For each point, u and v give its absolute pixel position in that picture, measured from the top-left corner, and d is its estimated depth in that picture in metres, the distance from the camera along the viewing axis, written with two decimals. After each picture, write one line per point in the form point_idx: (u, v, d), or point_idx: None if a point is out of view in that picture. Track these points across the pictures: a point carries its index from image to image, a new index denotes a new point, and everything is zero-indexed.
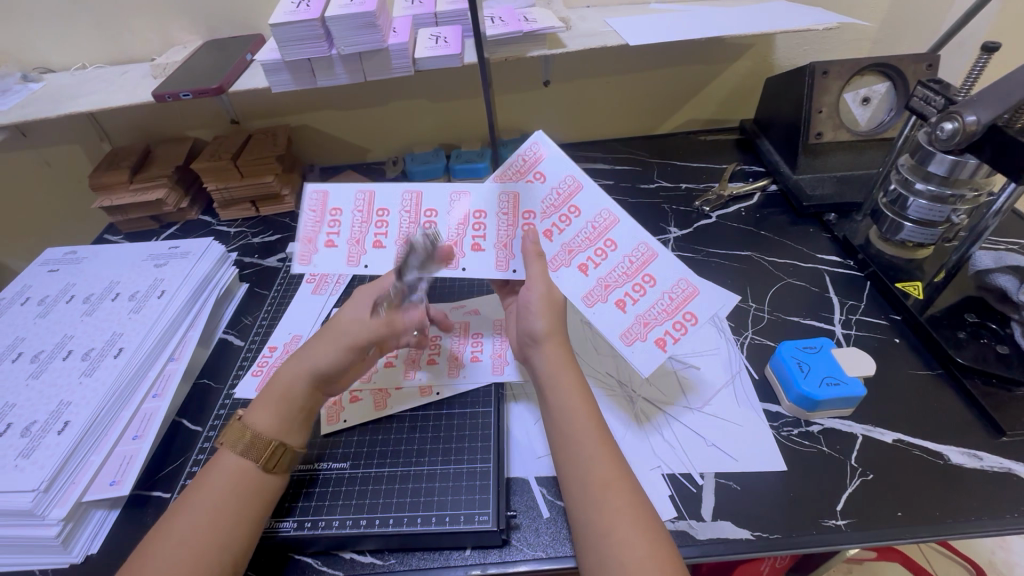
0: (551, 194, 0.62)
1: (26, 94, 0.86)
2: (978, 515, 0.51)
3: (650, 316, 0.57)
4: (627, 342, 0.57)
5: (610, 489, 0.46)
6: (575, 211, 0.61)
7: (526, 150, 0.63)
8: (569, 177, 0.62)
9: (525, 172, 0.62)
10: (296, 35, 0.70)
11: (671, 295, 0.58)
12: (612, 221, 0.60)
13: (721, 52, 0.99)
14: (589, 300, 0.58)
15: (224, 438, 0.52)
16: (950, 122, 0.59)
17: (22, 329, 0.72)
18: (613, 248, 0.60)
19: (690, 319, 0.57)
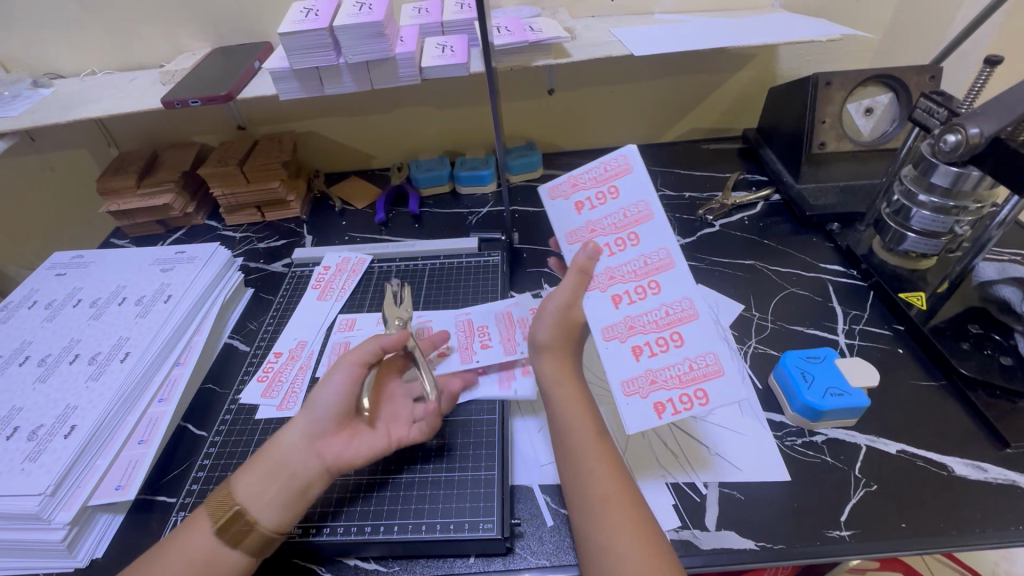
0: (615, 214, 0.57)
1: (36, 100, 0.87)
2: (982, 527, 0.51)
3: (660, 376, 0.53)
4: (626, 392, 0.53)
5: (609, 502, 0.46)
6: (633, 238, 0.56)
7: (614, 159, 0.58)
8: (640, 206, 0.56)
9: (605, 181, 0.58)
10: (304, 44, 0.71)
11: (692, 364, 0.53)
12: (667, 265, 0.55)
13: (724, 62, 1.00)
14: (607, 333, 0.54)
15: (207, 503, 0.49)
16: (953, 134, 0.60)
17: (29, 333, 0.72)
18: (654, 291, 0.55)
19: (700, 396, 0.52)
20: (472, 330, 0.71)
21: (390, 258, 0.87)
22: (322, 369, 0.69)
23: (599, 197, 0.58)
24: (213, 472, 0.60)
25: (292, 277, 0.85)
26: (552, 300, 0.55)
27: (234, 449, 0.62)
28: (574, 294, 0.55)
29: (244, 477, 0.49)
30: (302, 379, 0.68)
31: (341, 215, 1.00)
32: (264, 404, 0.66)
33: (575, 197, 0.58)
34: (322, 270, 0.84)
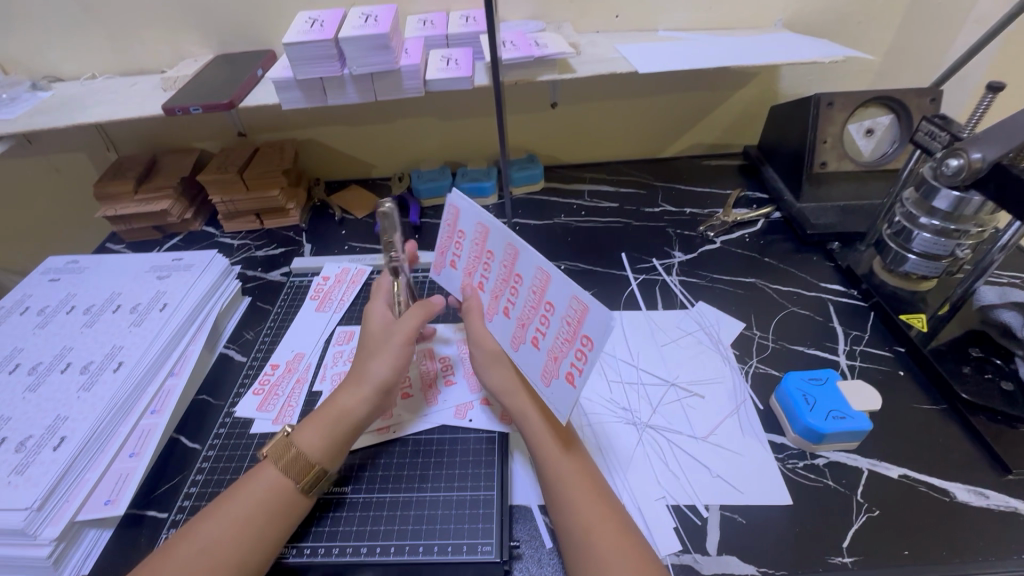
0: (472, 249, 0.60)
1: (35, 103, 0.87)
2: (985, 556, 0.50)
3: (558, 349, 0.52)
4: (546, 382, 0.53)
5: (593, 534, 0.46)
6: (490, 257, 0.59)
7: (448, 209, 0.61)
8: (478, 225, 0.59)
9: (454, 232, 0.62)
10: (309, 55, 0.71)
11: (568, 320, 0.51)
12: (514, 252, 0.55)
13: (727, 79, 1.01)
14: (514, 343, 0.56)
15: (270, 452, 0.53)
16: (956, 158, 0.60)
17: (20, 339, 0.71)
18: (518, 278, 0.56)
19: (587, 343, 0.49)
20: None
21: None
22: (318, 382, 0.68)
23: (457, 247, 0.62)
24: (207, 487, 0.59)
25: (290, 287, 0.85)
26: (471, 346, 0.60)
27: (228, 464, 0.61)
28: (481, 329, 0.59)
29: (308, 429, 0.54)
30: (299, 392, 0.67)
31: (340, 224, 1.00)
32: (259, 418, 0.65)
33: (448, 259, 0.64)
34: (322, 280, 0.84)
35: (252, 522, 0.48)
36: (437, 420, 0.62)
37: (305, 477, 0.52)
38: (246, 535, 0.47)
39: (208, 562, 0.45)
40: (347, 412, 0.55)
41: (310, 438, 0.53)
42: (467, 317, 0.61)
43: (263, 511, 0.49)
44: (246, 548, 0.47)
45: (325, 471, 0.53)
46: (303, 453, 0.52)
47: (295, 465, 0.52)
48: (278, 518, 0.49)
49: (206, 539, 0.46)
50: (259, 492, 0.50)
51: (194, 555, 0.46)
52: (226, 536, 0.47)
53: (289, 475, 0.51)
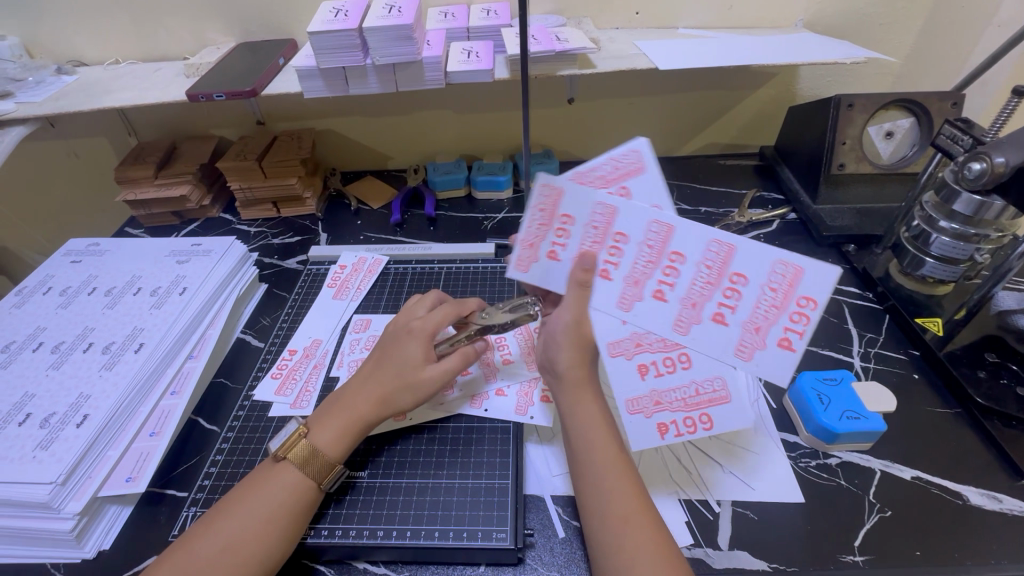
0: (588, 231, 0.53)
1: (59, 86, 0.88)
2: (998, 558, 0.51)
3: (665, 397, 0.53)
4: (632, 410, 0.53)
5: (628, 524, 0.46)
6: (624, 240, 0.53)
7: (619, 155, 0.55)
8: (603, 202, 0.53)
9: (551, 217, 0.54)
10: (332, 44, 0.71)
11: (698, 388, 0.54)
12: (728, 250, 0.52)
13: (745, 79, 1.01)
14: (613, 350, 0.54)
15: (286, 452, 0.53)
16: (978, 162, 0.59)
17: (43, 319, 0.72)
18: (682, 262, 0.53)
19: (705, 421, 0.53)
20: (490, 343, 0.70)
21: (405, 259, 0.87)
22: (335, 368, 0.69)
23: (559, 232, 0.54)
24: (225, 468, 0.60)
25: (307, 275, 0.85)
26: (560, 318, 0.54)
27: (246, 447, 0.62)
28: (582, 309, 0.53)
29: (325, 430, 0.55)
30: (316, 377, 0.68)
31: (356, 214, 1.00)
32: (277, 402, 0.66)
33: (541, 251, 0.55)
34: (339, 269, 0.85)
35: (276, 521, 0.49)
36: (454, 408, 0.63)
37: (326, 477, 0.53)
38: (269, 533, 0.48)
39: (233, 558, 0.46)
40: (367, 414, 0.56)
41: (328, 438, 0.54)
42: (575, 291, 0.53)
43: (286, 509, 0.50)
44: (271, 546, 0.48)
45: (342, 469, 0.54)
46: (321, 453, 0.53)
47: (314, 466, 0.52)
48: (299, 515, 0.50)
49: (231, 534, 0.47)
50: (280, 492, 0.50)
51: (218, 549, 0.46)
52: (250, 533, 0.47)
53: (309, 475, 0.52)
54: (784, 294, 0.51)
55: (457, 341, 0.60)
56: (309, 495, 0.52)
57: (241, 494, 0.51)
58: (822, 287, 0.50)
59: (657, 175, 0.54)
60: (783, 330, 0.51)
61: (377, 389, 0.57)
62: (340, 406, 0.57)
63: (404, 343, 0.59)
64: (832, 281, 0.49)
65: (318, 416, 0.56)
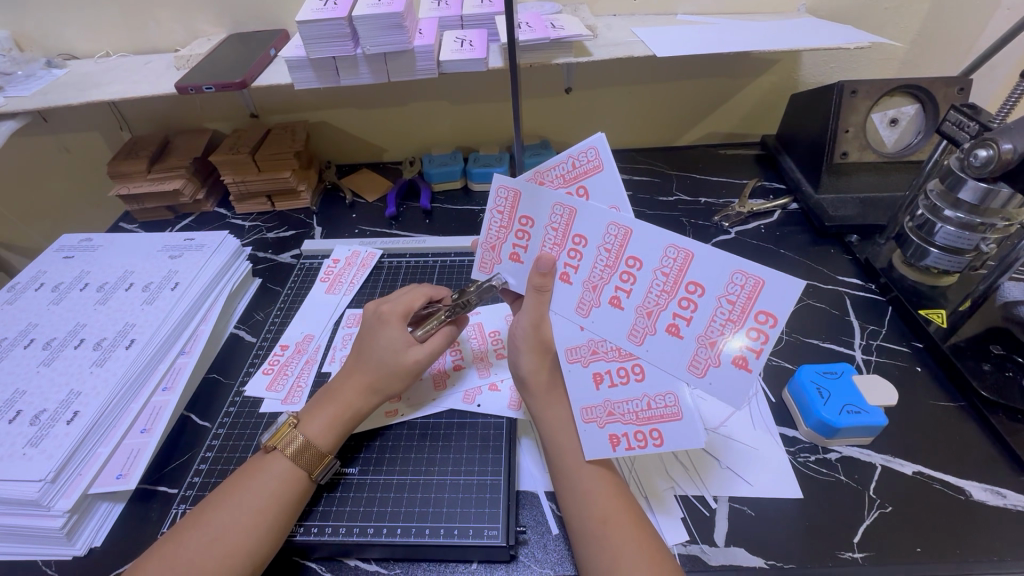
0: (548, 232, 0.54)
1: (49, 80, 0.87)
2: (1000, 555, 0.50)
3: (618, 408, 0.52)
4: (584, 419, 0.52)
5: (608, 525, 0.46)
6: (582, 242, 0.52)
7: (576, 153, 0.52)
8: (561, 203, 0.52)
9: (511, 219, 0.56)
10: (321, 33, 0.70)
11: (650, 402, 0.51)
12: (686, 257, 0.49)
13: (746, 66, 0.99)
14: (571, 355, 0.54)
15: (276, 444, 0.52)
16: (984, 149, 0.57)
17: (35, 315, 0.72)
18: (638, 268, 0.51)
19: (655, 437, 0.50)
20: (485, 338, 0.70)
21: (399, 253, 0.86)
22: (328, 364, 0.68)
23: (520, 234, 0.56)
24: (216, 465, 0.59)
25: (301, 269, 0.85)
26: (519, 323, 0.55)
27: (237, 443, 0.61)
28: (539, 313, 0.54)
29: (317, 422, 0.54)
30: (308, 373, 0.67)
31: (351, 207, 0.99)
32: (269, 398, 0.65)
33: (503, 253, 0.58)
34: (332, 263, 0.84)
35: (266, 512, 0.48)
36: (446, 403, 0.63)
37: (317, 467, 0.52)
38: (259, 525, 0.47)
39: (221, 549, 0.45)
40: (356, 409, 0.56)
41: (318, 429, 0.54)
42: (535, 297, 0.54)
43: (276, 500, 0.49)
44: (260, 537, 0.47)
45: (332, 460, 0.54)
46: (312, 444, 0.53)
47: (304, 457, 0.52)
48: (290, 506, 0.50)
49: (221, 528, 0.47)
50: (271, 482, 0.50)
51: (205, 542, 0.46)
52: (239, 525, 0.47)
53: (299, 466, 0.52)
54: (742, 309, 0.47)
55: (431, 327, 0.59)
56: (299, 486, 0.51)
57: (229, 488, 0.50)
58: (784, 302, 0.45)
59: (615, 172, 0.51)
60: (738, 347, 0.47)
61: (363, 388, 0.57)
62: (330, 398, 0.56)
63: (394, 340, 0.58)
64: (795, 296, 0.44)
65: (308, 408, 0.56)
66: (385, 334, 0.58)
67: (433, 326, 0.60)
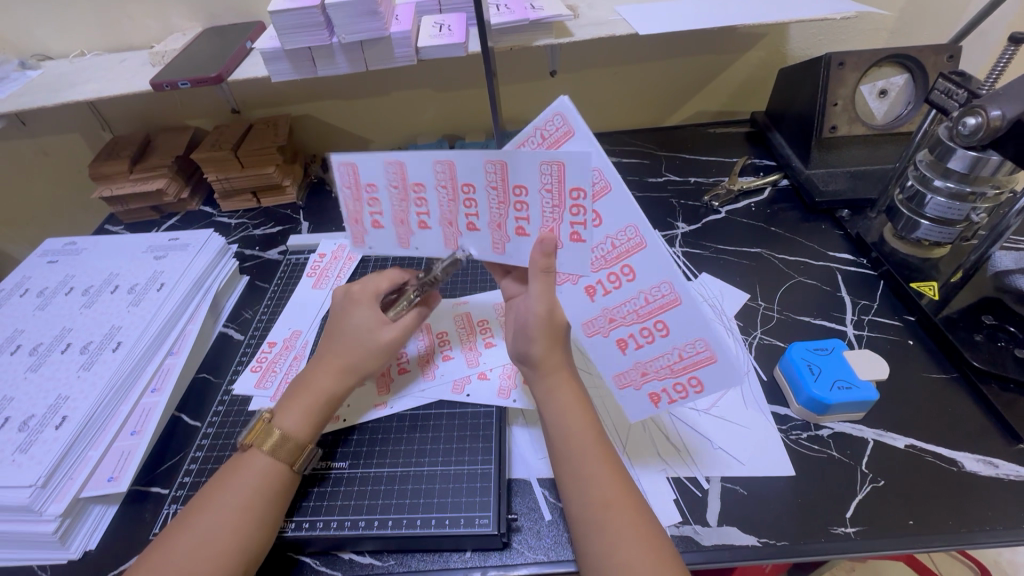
0: (392, 192, 0.54)
1: (24, 82, 0.85)
2: (992, 525, 0.50)
3: (650, 367, 0.53)
4: (621, 386, 0.55)
5: (611, 509, 0.45)
6: (423, 189, 0.53)
7: (544, 122, 0.49)
8: (390, 159, 0.52)
9: (359, 191, 0.54)
10: (295, 23, 0.68)
11: (681, 352, 0.52)
12: (604, 187, 0.49)
13: (733, 42, 0.97)
14: (589, 330, 0.55)
15: (252, 441, 0.51)
16: (973, 117, 0.56)
17: (20, 321, 0.71)
18: (597, 224, 0.51)
19: (696, 384, 0.52)
20: (473, 326, 0.70)
21: None
22: (316, 359, 0.68)
23: (418, 201, 0.54)
24: (206, 464, 0.59)
25: (287, 265, 0.84)
26: (529, 310, 0.52)
27: (226, 442, 0.61)
28: (548, 296, 0.51)
29: (291, 413, 0.53)
30: (296, 369, 0.67)
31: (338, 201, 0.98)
32: (257, 396, 0.65)
33: (366, 225, 0.56)
34: (318, 258, 0.84)
35: (247, 508, 0.47)
36: (434, 394, 0.62)
37: (298, 459, 0.52)
38: (244, 525, 0.47)
39: (208, 553, 0.45)
40: (329, 394, 0.55)
41: (294, 421, 0.53)
42: (544, 281, 0.51)
43: (258, 498, 0.48)
44: (249, 535, 0.47)
45: (313, 450, 0.54)
46: (291, 438, 0.52)
47: (284, 451, 0.51)
48: (275, 500, 0.49)
49: (204, 533, 0.46)
50: (253, 480, 0.49)
51: (190, 550, 0.45)
52: (224, 527, 0.46)
53: (278, 460, 0.51)
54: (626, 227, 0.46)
55: (400, 308, 0.59)
56: (283, 480, 0.50)
57: (210, 490, 0.49)
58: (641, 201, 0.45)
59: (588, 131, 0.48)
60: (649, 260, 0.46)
61: (337, 372, 0.56)
62: (303, 388, 0.55)
63: (388, 330, 0.57)
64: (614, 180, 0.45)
65: (281, 401, 0.55)
66: (380, 326, 0.57)
67: (403, 308, 0.59)
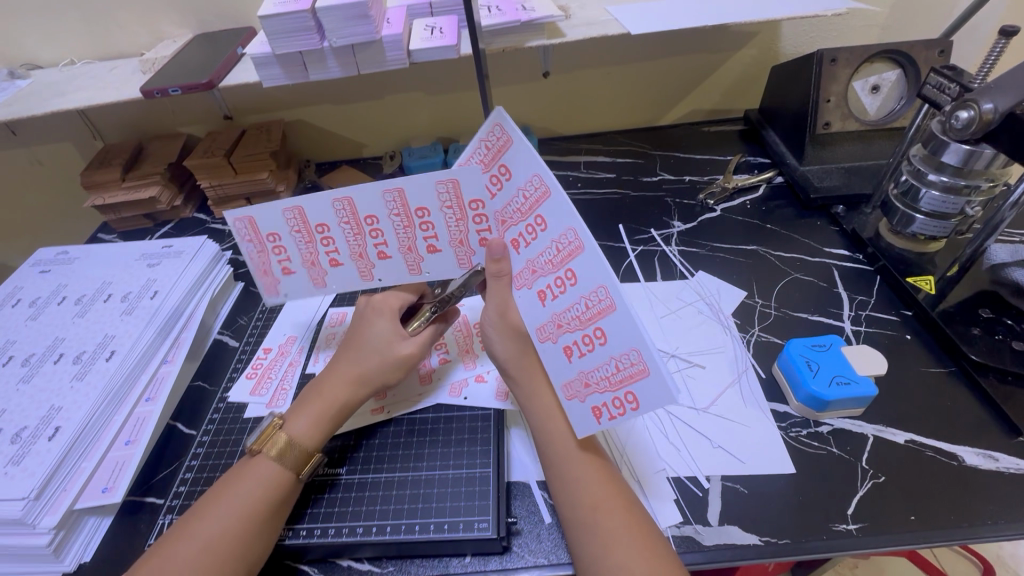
0: (295, 237, 0.58)
1: (13, 91, 0.84)
2: (994, 519, 0.49)
3: (593, 378, 0.47)
4: (568, 396, 0.49)
5: (602, 510, 0.45)
6: (326, 229, 0.57)
7: (487, 134, 0.50)
8: (287, 207, 0.56)
9: (262, 241, 0.58)
10: (285, 28, 0.68)
11: (618, 363, 0.45)
12: (543, 193, 0.47)
13: (726, 40, 0.97)
14: (542, 335, 0.50)
15: (260, 446, 0.51)
16: (966, 110, 0.56)
17: (12, 332, 0.70)
18: (542, 229, 0.48)
19: (632, 401, 0.44)
20: (469, 330, 0.70)
21: None
22: (312, 365, 0.68)
23: (325, 241, 0.58)
24: (201, 473, 0.58)
25: None
26: (485, 313, 0.53)
27: (222, 450, 0.60)
28: (504, 299, 0.52)
29: (299, 419, 0.53)
30: (292, 375, 0.67)
31: None
32: (253, 403, 0.64)
33: (276, 272, 0.61)
34: None
35: (251, 517, 0.47)
36: (433, 398, 0.62)
37: (305, 466, 0.51)
38: (250, 530, 0.46)
39: (216, 557, 0.44)
40: (343, 403, 0.55)
41: (303, 426, 0.53)
42: (494, 284, 0.52)
43: (270, 505, 0.48)
44: (253, 541, 0.46)
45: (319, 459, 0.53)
46: (300, 444, 0.52)
47: (291, 457, 0.51)
48: (280, 507, 0.49)
49: (211, 537, 0.45)
50: (258, 488, 0.48)
51: (195, 553, 0.44)
52: (230, 533, 0.45)
53: (287, 467, 0.50)
54: (562, 256, 0.47)
55: (421, 323, 0.59)
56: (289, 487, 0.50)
57: (213, 495, 0.48)
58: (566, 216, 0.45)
59: (524, 140, 0.47)
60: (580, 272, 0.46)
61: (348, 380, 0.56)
62: (316, 395, 0.55)
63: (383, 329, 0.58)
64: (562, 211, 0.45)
65: (292, 407, 0.55)
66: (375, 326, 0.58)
67: (421, 324, 0.59)
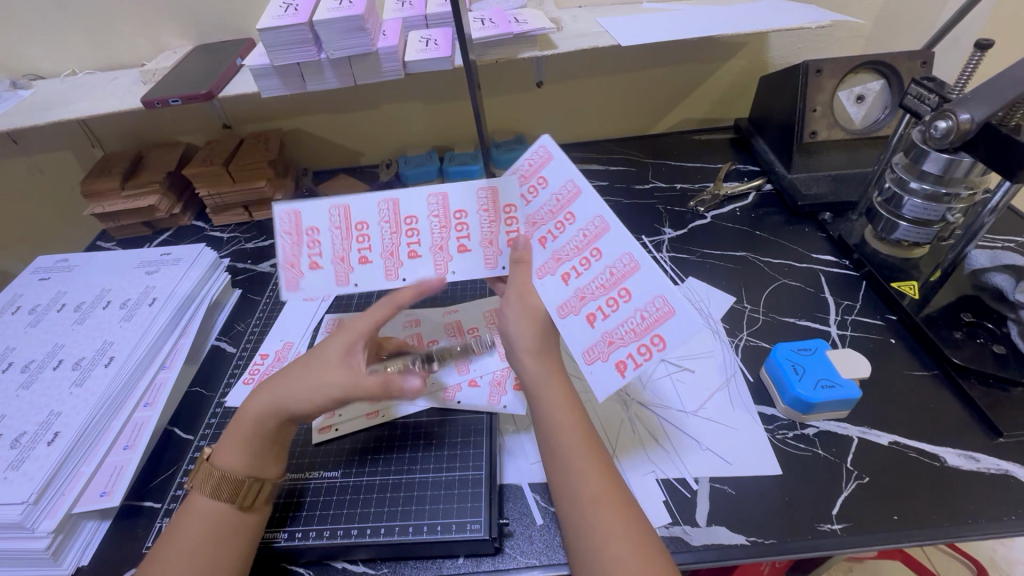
0: (334, 233, 0.59)
1: (15, 101, 0.86)
2: (974, 518, 0.51)
3: (617, 334, 0.50)
4: (587, 360, 0.51)
5: (598, 504, 0.45)
6: (365, 227, 0.59)
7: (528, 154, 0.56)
8: (335, 205, 0.59)
9: (299, 235, 0.59)
10: (284, 40, 0.69)
11: (643, 313, 0.50)
12: (575, 193, 0.53)
13: (715, 51, 0.99)
14: (562, 311, 0.52)
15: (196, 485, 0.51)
16: (944, 120, 0.58)
17: (12, 338, 0.71)
18: (571, 222, 0.53)
19: (659, 343, 0.48)
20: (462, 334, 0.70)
21: None
22: None
23: (361, 238, 0.59)
24: None
25: None
26: (506, 296, 0.54)
27: None
28: (526, 283, 0.54)
29: (224, 451, 0.51)
30: None
31: None
32: None
33: (303, 266, 0.59)
34: None
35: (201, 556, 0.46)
36: (425, 403, 0.63)
37: (240, 495, 0.50)
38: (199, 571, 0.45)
39: None
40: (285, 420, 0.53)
41: (230, 458, 0.51)
42: (515, 269, 0.54)
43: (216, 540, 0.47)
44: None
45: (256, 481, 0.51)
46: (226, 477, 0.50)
47: (223, 491, 0.49)
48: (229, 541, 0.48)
49: None
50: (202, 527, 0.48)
51: None
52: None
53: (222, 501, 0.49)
54: (590, 239, 0.52)
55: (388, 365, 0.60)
56: (234, 519, 0.49)
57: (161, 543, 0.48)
58: (597, 207, 0.52)
59: (564, 155, 0.54)
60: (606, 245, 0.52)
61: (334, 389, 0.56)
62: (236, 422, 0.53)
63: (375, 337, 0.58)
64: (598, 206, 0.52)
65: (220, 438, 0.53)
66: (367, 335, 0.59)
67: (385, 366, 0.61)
